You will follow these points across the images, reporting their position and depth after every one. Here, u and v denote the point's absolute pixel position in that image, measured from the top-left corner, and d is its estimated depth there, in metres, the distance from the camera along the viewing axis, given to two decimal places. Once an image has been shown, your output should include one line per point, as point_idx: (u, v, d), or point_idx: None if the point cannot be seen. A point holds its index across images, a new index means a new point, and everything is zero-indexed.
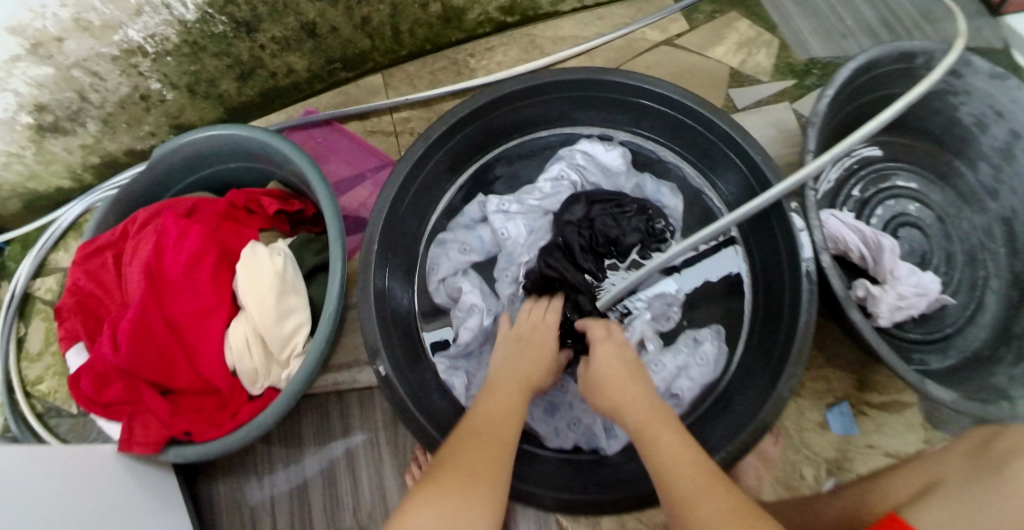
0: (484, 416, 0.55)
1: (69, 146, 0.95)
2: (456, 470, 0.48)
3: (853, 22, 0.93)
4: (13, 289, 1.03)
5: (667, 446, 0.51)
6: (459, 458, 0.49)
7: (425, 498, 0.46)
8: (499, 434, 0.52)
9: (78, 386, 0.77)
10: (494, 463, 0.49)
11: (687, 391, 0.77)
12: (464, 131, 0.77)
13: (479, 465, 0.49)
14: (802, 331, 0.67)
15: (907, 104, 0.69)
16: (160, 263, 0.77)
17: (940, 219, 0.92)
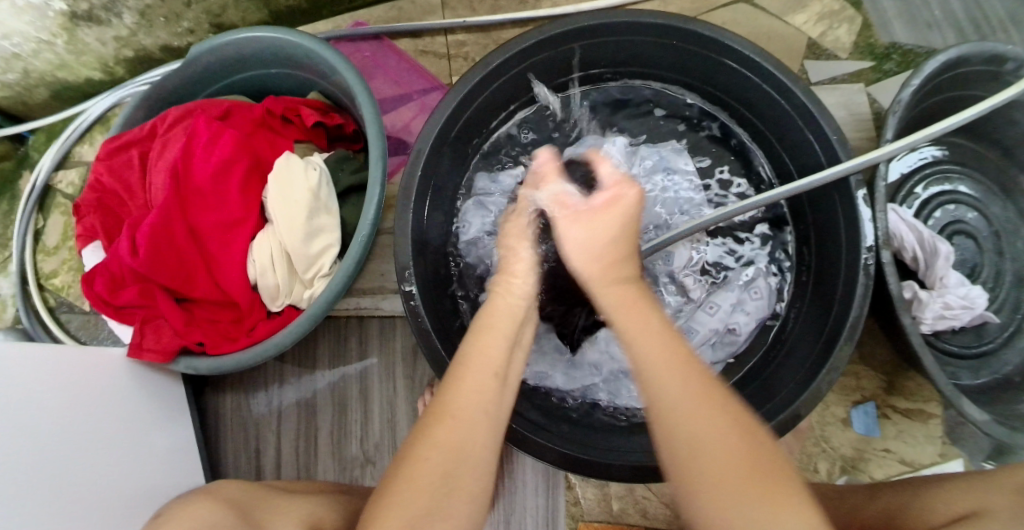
0: (477, 370, 0.51)
1: (102, 37, 0.92)
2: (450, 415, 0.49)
3: (942, 12, 0.86)
4: (34, 180, 1.01)
5: (676, 393, 0.47)
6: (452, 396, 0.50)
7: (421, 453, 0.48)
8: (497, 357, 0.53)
9: (93, 282, 0.74)
10: (487, 391, 0.51)
11: (744, 325, 0.77)
12: (502, 80, 0.73)
13: (468, 409, 0.49)
14: (851, 325, 0.65)
15: (990, 106, 0.64)
16: (189, 165, 0.74)
17: (996, 233, 0.86)
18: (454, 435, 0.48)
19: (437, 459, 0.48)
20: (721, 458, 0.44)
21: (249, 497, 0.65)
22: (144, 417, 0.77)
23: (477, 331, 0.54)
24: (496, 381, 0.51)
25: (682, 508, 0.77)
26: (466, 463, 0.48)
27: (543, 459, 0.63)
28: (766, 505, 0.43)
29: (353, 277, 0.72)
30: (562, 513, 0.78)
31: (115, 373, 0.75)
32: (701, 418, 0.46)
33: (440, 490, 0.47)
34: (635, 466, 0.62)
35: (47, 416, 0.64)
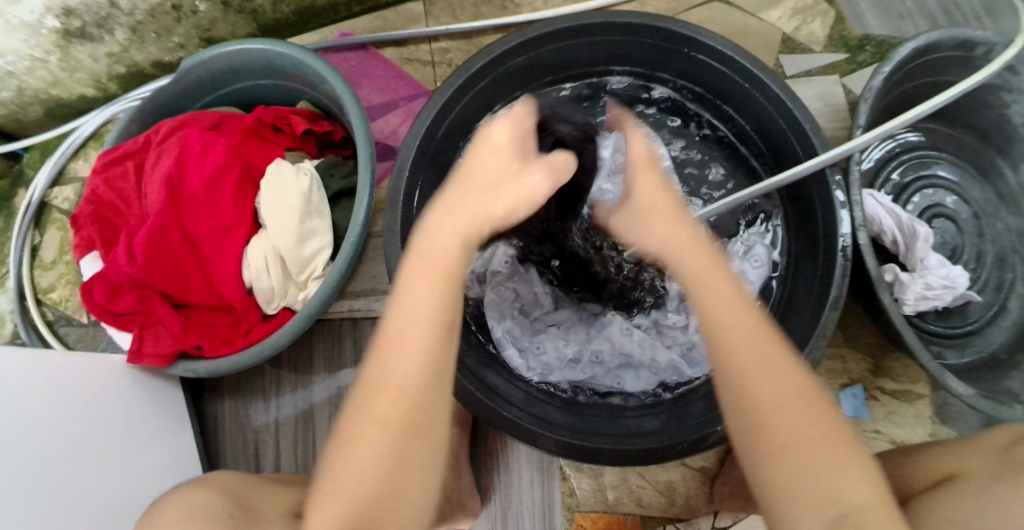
0: (398, 321, 0.47)
1: (94, 54, 0.94)
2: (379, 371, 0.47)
3: (914, 2, 0.89)
4: (30, 196, 1.02)
5: (737, 337, 0.46)
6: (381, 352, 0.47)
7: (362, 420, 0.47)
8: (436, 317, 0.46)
9: (91, 291, 0.76)
10: (426, 330, 0.46)
11: (751, 294, 0.77)
12: (486, 81, 0.74)
13: (401, 351, 0.46)
14: (831, 304, 0.66)
15: (959, 92, 0.67)
16: (183, 173, 0.75)
17: (976, 215, 0.88)
18: (396, 406, 0.45)
19: (374, 430, 0.45)
20: (799, 421, 0.43)
21: (246, 486, 0.65)
22: (142, 426, 0.78)
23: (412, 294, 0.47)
24: (440, 337, 0.46)
25: (676, 496, 0.79)
26: (394, 423, 0.45)
27: (542, 449, 0.64)
28: (830, 462, 0.42)
29: (345, 279, 0.73)
30: (559, 505, 0.79)
31: (114, 380, 0.77)
32: (766, 380, 0.45)
33: (391, 475, 0.44)
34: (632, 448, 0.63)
35: (47, 427, 0.65)
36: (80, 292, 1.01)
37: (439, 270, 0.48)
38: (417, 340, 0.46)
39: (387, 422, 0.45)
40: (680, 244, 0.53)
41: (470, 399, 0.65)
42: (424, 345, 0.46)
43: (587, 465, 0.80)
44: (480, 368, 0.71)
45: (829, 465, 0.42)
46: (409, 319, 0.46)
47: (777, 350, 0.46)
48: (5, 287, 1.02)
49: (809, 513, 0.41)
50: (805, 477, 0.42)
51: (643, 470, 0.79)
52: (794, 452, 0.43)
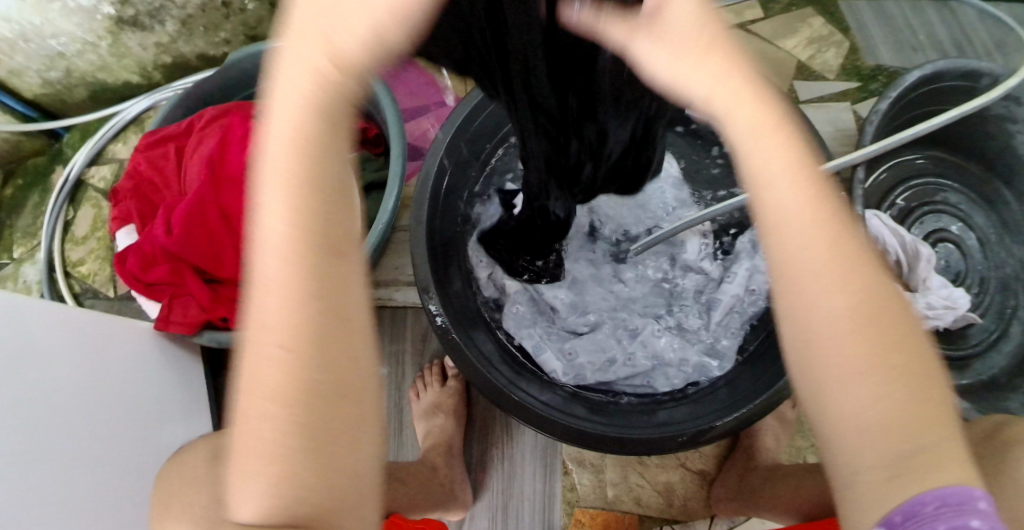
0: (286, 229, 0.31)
1: (144, 42, 0.99)
2: (293, 297, 0.32)
3: (926, 37, 0.94)
4: (68, 173, 1.07)
5: (789, 205, 0.34)
6: (274, 278, 0.32)
7: (293, 359, 0.32)
8: (323, 207, 0.32)
9: (125, 261, 0.79)
10: (322, 206, 0.32)
11: (764, 284, 0.79)
12: None
13: (323, 265, 0.32)
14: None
15: (955, 115, 0.72)
16: (224, 156, 0.80)
17: (981, 241, 0.91)
18: (291, 321, 0.32)
19: (290, 359, 0.32)
20: (864, 328, 0.34)
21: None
22: (159, 396, 0.81)
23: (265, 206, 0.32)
24: (324, 199, 0.32)
25: (675, 497, 0.81)
26: (320, 327, 0.32)
27: (551, 436, 0.67)
28: (895, 382, 0.34)
29: (369, 264, 0.76)
30: (559, 499, 0.81)
31: (139, 349, 0.80)
32: (821, 261, 0.34)
33: (307, 431, 0.33)
34: (636, 439, 0.66)
35: (71, 382, 0.68)
36: (108, 268, 1.05)
37: (306, 164, 0.31)
38: (328, 235, 0.32)
39: (313, 336, 0.32)
40: (732, 84, 0.34)
41: (482, 382, 0.68)
42: (313, 245, 0.32)
43: (589, 461, 0.82)
44: (501, 359, 0.74)
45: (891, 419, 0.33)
46: (260, 249, 0.32)
47: (854, 265, 0.35)
48: (35, 259, 1.06)
49: (862, 451, 0.33)
50: (864, 380, 0.33)
51: (643, 469, 0.82)
52: (850, 377, 0.33)
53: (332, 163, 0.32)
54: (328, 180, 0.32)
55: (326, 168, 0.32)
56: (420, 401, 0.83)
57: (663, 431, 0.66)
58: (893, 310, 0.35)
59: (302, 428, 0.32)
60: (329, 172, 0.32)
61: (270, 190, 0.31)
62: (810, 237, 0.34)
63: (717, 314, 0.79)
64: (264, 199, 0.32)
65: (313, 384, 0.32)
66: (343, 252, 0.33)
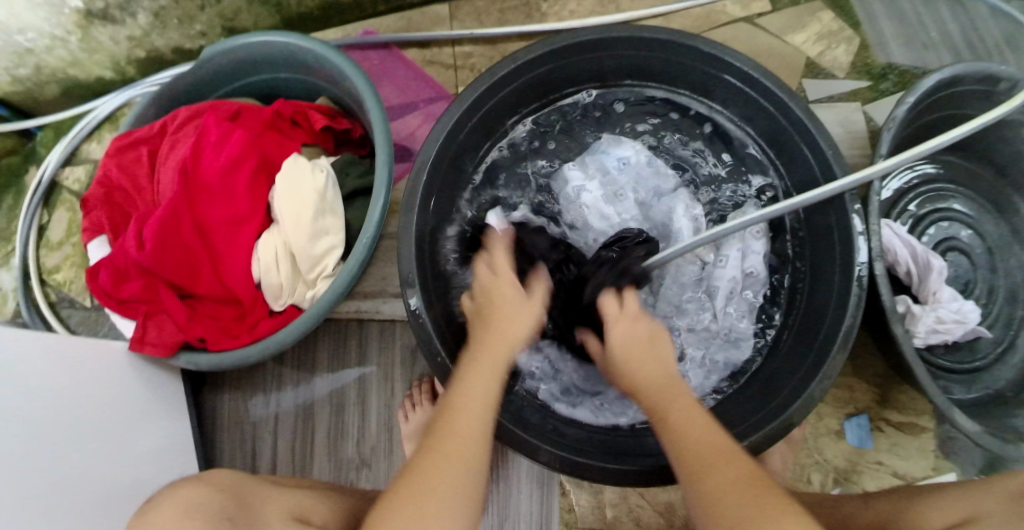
0: (467, 387, 0.54)
1: (116, 36, 0.93)
2: (443, 444, 0.50)
3: (938, 34, 0.89)
4: (40, 175, 1.02)
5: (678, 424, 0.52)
6: (441, 423, 0.52)
7: (413, 488, 0.48)
8: (478, 423, 0.52)
9: (95, 276, 0.75)
10: (472, 439, 0.51)
11: (759, 266, 0.80)
12: (510, 89, 0.73)
13: (449, 455, 0.50)
14: (837, 348, 0.66)
15: (981, 124, 0.67)
16: (197, 163, 0.75)
17: (989, 250, 0.87)
18: (452, 455, 0.50)
19: (417, 488, 0.48)
20: (730, 481, 0.47)
21: (241, 484, 0.63)
22: (136, 417, 0.77)
23: (473, 364, 0.57)
24: (487, 416, 0.53)
25: (676, 517, 0.77)
26: (457, 479, 0.49)
27: (550, 467, 0.63)
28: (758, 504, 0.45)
29: (355, 278, 0.72)
30: (556, 519, 0.78)
31: (112, 366, 0.76)
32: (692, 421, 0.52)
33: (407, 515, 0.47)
34: (640, 471, 0.62)
35: (42, 411, 0.64)
36: (85, 274, 1.01)
37: (488, 372, 0.55)
38: (479, 433, 0.52)
39: (447, 485, 0.48)
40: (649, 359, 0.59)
41: None
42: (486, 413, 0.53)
43: (587, 480, 0.79)
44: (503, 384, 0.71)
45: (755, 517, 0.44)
46: (457, 384, 0.55)
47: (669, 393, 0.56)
48: (9, 265, 1.02)
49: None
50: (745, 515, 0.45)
51: (644, 488, 0.78)
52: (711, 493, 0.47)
53: (492, 390, 0.55)
54: (491, 393, 0.54)
55: (490, 386, 0.55)
56: (409, 423, 0.79)
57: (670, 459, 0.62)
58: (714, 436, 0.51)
59: (432, 500, 0.47)
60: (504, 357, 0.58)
61: (470, 371, 0.56)
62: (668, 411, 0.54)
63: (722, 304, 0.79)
64: (465, 370, 0.56)
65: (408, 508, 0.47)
66: (470, 470, 0.50)
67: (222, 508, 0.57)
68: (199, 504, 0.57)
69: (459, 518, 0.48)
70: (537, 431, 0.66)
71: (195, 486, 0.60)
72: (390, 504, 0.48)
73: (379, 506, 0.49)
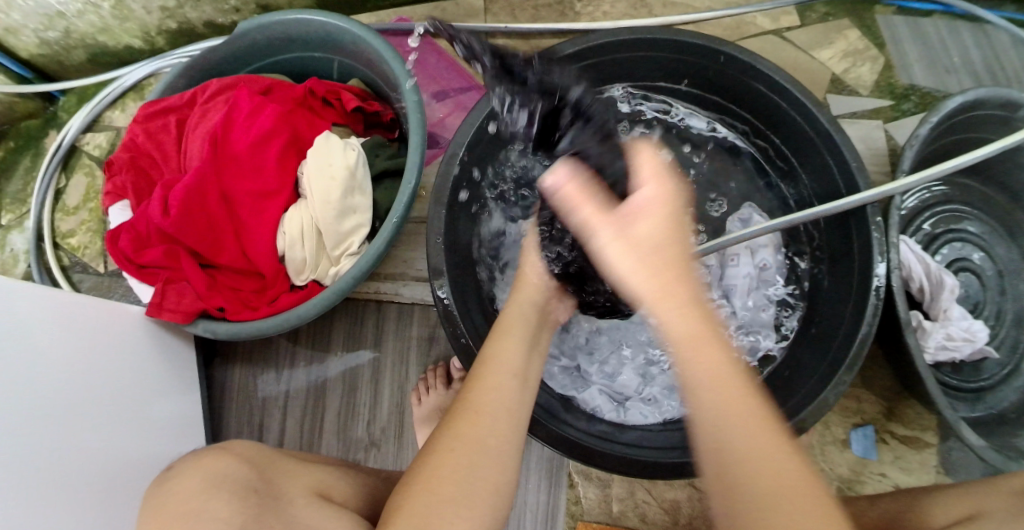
0: (492, 363, 0.55)
1: (149, 6, 0.94)
2: (474, 417, 0.51)
3: (960, 60, 0.91)
4: (62, 139, 1.02)
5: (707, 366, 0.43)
6: (467, 397, 0.53)
7: (444, 463, 0.49)
8: (508, 396, 0.53)
9: (118, 240, 0.76)
10: (507, 410, 0.53)
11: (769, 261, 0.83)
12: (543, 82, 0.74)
13: (479, 429, 0.50)
14: (852, 357, 0.67)
15: (999, 148, 0.68)
16: (227, 133, 0.75)
17: (999, 273, 0.88)
18: (480, 429, 0.51)
19: (452, 462, 0.49)
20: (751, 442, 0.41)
21: (263, 455, 0.63)
22: (148, 383, 0.77)
23: (494, 339, 0.57)
24: (517, 383, 0.54)
25: (681, 516, 0.78)
26: (490, 456, 0.50)
27: (566, 455, 0.64)
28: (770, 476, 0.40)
29: (379, 258, 0.73)
30: (562, 511, 0.79)
31: (126, 331, 0.76)
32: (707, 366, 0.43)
33: (440, 491, 0.47)
34: (656, 464, 0.63)
35: (55, 369, 0.64)
36: (100, 241, 1.01)
37: (512, 349, 0.57)
38: (512, 405, 0.53)
39: (480, 457, 0.49)
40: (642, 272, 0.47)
41: None
42: (514, 385, 0.54)
43: (596, 474, 0.79)
44: None
45: (763, 503, 0.40)
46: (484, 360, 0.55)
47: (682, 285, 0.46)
48: (23, 227, 1.01)
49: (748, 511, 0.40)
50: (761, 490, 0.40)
51: (651, 485, 0.79)
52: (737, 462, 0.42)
53: (519, 361, 0.56)
54: (518, 363, 0.56)
55: (513, 357, 0.56)
56: (421, 406, 0.79)
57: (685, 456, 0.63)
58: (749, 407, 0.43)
59: (462, 477, 0.48)
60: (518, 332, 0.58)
61: (493, 349, 0.56)
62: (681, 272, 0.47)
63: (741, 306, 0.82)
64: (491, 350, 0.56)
65: (443, 484, 0.48)
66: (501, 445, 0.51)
67: (245, 478, 0.57)
68: (224, 474, 0.57)
69: (485, 495, 0.49)
70: (554, 420, 0.67)
71: (220, 456, 0.60)
72: (416, 481, 0.49)
73: (401, 485, 0.50)
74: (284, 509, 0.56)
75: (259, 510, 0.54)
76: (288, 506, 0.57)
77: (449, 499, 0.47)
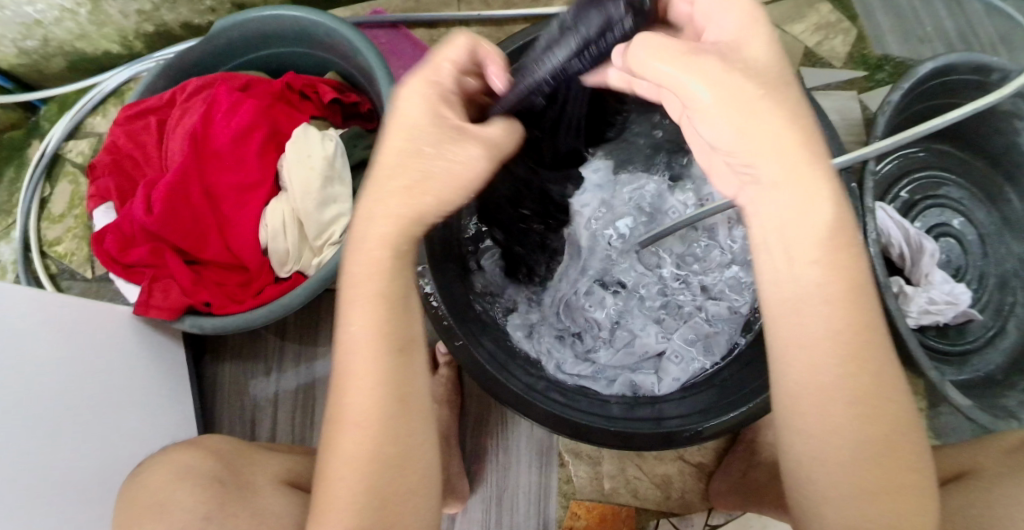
0: (359, 340, 0.43)
1: (125, 10, 0.94)
2: (367, 423, 0.43)
3: (933, 28, 0.91)
4: (45, 147, 1.02)
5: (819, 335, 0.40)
6: (344, 395, 0.44)
7: (350, 477, 0.43)
8: (390, 376, 0.43)
9: (102, 240, 0.76)
10: (396, 394, 0.44)
11: None
12: None
13: (373, 434, 0.43)
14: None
15: (970, 110, 0.69)
16: (207, 129, 0.76)
17: (981, 237, 0.89)
18: (369, 429, 0.43)
19: (358, 471, 0.43)
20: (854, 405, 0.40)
21: (233, 448, 0.64)
22: (138, 382, 0.77)
23: (354, 303, 0.44)
24: (393, 355, 0.44)
25: (673, 490, 0.79)
26: (392, 451, 0.44)
27: (552, 430, 0.64)
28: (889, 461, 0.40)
29: None
30: (555, 491, 0.79)
31: (114, 332, 0.76)
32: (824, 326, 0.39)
33: (358, 509, 0.43)
34: (642, 435, 0.63)
35: (43, 365, 0.64)
36: (87, 247, 1.01)
37: (375, 287, 0.43)
38: (400, 381, 0.44)
39: (381, 456, 0.43)
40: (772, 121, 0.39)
41: (480, 371, 0.65)
42: (388, 354, 0.43)
43: (586, 452, 0.80)
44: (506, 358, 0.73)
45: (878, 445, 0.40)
46: (350, 341, 0.44)
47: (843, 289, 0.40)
48: (10, 237, 1.02)
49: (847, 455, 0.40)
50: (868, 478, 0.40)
51: (641, 460, 0.79)
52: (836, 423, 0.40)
53: (385, 318, 0.44)
54: (391, 322, 0.44)
55: (379, 317, 0.43)
56: None
57: (672, 427, 0.63)
58: (861, 269, 0.40)
59: (372, 485, 0.43)
60: (407, 286, 0.45)
61: (350, 315, 0.44)
62: (788, 159, 0.39)
63: None
64: (348, 315, 0.44)
65: (362, 505, 0.43)
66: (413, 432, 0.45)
67: (211, 469, 0.58)
68: (191, 467, 0.58)
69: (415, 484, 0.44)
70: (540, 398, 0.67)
71: (188, 449, 0.60)
72: (329, 501, 0.44)
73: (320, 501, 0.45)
74: (251, 497, 0.58)
75: (225, 500, 0.56)
76: (255, 494, 0.58)
77: (372, 510, 0.43)
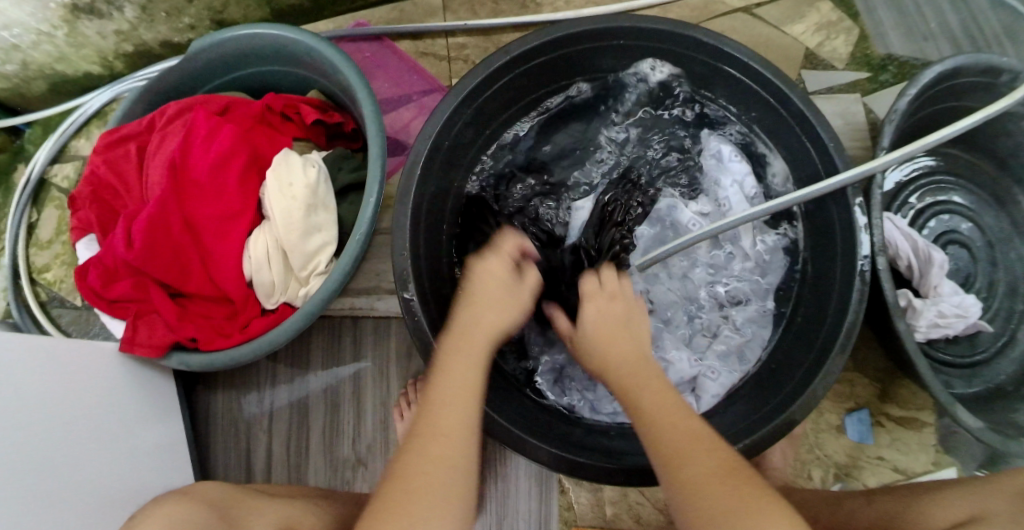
0: (454, 364, 0.55)
1: (102, 31, 0.92)
2: (437, 437, 0.50)
3: (938, 25, 0.88)
4: (28, 173, 1.00)
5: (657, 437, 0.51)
6: (423, 414, 0.52)
7: (408, 480, 0.48)
8: (467, 404, 0.52)
9: (85, 275, 0.74)
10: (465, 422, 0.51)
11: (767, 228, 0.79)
12: (504, 81, 0.72)
13: (440, 448, 0.49)
14: (838, 346, 0.65)
15: (983, 117, 0.64)
16: (186, 158, 0.74)
17: (990, 243, 0.86)
18: (438, 443, 0.50)
19: (417, 475, 0.48)
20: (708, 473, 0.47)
21: (230, 496, 0.64)
22: (129, 418, 0.76)
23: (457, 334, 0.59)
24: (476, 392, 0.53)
25: (676, 515, 0.77)
26: (452, 468, 0.49)
27: (549, 466, 0.62)
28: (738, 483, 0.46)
29: (348, 274, 0.71)
30: (555, 518, 0.78)
31: (102, 369, 0.74)
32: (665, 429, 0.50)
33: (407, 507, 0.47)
34: (641, 470, 0.61)
35: (30, 409, 0.63)
36: (76, 273, 0.99)
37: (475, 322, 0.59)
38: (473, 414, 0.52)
39: (442, 470, 0.49)
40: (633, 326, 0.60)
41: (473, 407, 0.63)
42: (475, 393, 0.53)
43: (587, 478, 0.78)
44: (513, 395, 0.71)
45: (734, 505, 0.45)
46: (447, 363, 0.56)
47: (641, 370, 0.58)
48: None
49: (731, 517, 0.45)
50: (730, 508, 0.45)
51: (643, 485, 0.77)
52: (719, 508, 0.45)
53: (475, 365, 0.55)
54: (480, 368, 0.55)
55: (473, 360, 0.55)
56: (405, 421, 0.78)
57: None
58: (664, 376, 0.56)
59: (427, 491, 0.47)
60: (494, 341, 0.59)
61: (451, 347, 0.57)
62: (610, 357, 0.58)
63: (758, 275, 0.79)
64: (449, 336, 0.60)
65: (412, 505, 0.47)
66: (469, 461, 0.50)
67: (206, 522, 0.57)
68: (186, 519, 0.57)
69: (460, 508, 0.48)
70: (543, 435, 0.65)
71: (181, 502, 0.60)
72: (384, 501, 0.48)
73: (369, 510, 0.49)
74: None
75: None
76: None
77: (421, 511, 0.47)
